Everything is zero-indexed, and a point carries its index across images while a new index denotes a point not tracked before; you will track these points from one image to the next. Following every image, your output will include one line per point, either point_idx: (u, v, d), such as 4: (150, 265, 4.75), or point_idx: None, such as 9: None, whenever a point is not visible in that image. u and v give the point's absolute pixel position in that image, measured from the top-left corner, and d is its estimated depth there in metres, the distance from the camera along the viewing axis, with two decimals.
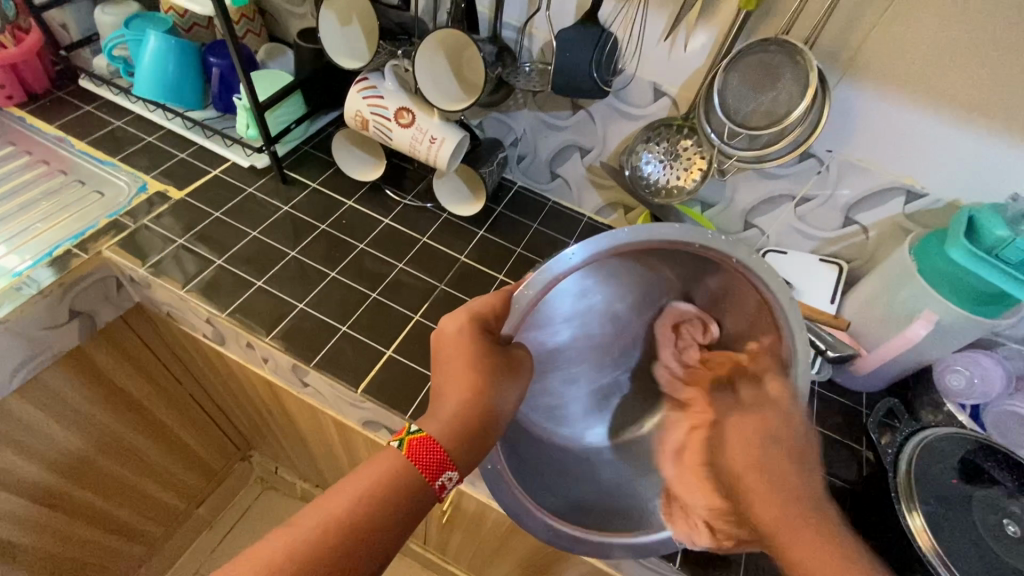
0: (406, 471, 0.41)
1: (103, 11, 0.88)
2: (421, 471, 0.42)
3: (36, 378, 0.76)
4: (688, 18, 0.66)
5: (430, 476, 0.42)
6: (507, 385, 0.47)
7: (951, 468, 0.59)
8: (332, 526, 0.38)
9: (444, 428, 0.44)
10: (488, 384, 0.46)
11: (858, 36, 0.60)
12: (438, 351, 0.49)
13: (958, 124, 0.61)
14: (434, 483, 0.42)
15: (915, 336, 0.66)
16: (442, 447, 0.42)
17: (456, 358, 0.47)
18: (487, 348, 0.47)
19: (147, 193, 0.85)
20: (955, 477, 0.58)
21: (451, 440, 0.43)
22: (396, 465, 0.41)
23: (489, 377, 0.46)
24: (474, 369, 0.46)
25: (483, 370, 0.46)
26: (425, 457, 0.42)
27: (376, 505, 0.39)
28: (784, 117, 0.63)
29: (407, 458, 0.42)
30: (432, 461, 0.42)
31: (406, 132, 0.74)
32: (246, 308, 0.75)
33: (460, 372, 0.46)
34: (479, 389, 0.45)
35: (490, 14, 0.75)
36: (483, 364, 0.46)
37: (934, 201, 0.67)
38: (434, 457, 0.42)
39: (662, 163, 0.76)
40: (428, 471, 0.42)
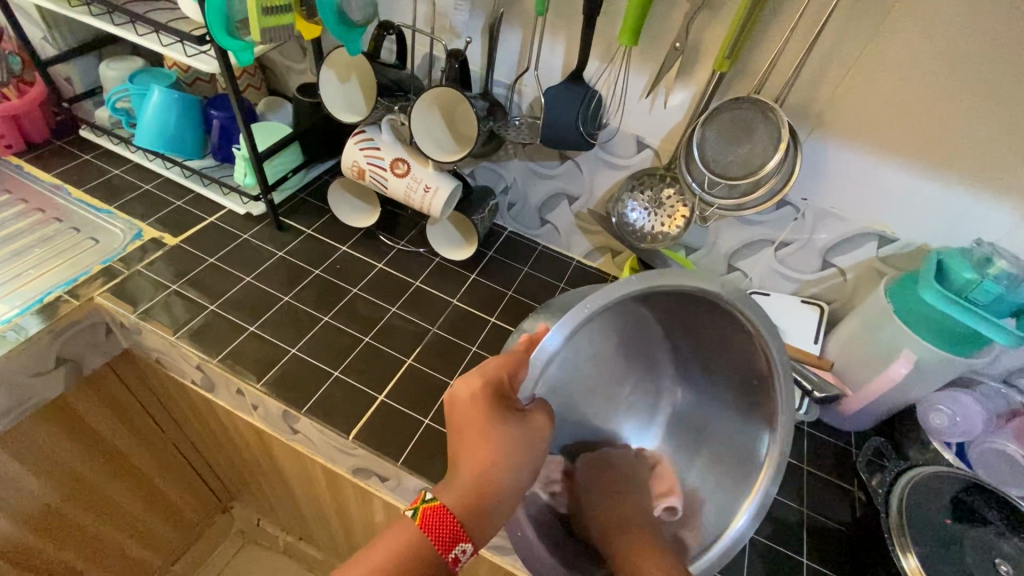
0: (420, 546, 0.43)
1: (108, 65, 0.92)
2: (434, 542, 0.43)
3: (17, 428, 0.74)
4: (667, 78, 0.71)
5: (445, 550, 0.43)
6: (522, 449, 0.46)
7: (942, 507, 0.60)
8: None
9: (455, 498, 0.44)
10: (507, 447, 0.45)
11: (824, 96, 0.65)
12: (450, 413, 0.49)
13: (921, 174, 0.65)
14: (447, 555, 0.43)
15: (898, 374, 0.69)
16: (455, 520, 0.43)
17: (472, 424, 0.47)
18: (504, 416, 0.46)
19: (142, 240, 0.86)
20: (952, 518, 0.59)
21: (465, 513, 0.44)
22: (411, 537, 0.43)
23: (505, 448, 0.45)
24: (488, 441, 0.46)
25: (498, 440, 0.45)
26: (438, 530, 0.43)
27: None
28: (759, 168, 0.67)
29: (422, 532, 0.43)
30: (446, 536, 0.43)
31: (402, 181, 0.77)
32: (237, 353, 0.75)
33: (474, 441, 0.46)
34: (498, 454, 0.45)
35: (481, 71, 0.79)
36: (500, 428, 0.46)
37: (905, 244, 0.71)
38: (449, 532, 0.43)
39: (646, 211, 0.80)
40: (442, 544, 0.43)
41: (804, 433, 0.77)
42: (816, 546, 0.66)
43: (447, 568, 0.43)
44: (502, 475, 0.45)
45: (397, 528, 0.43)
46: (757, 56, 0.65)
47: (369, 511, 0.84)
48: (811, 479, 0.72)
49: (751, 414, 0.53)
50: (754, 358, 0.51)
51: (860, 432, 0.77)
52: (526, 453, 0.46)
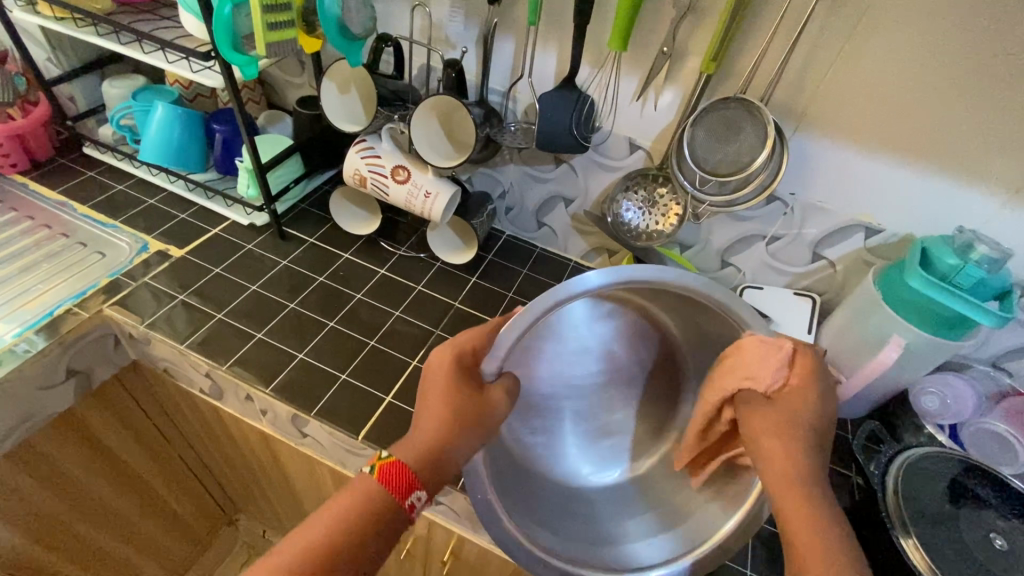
0: (379, 494, 0.45)
1: (110, 84, 0.94)
2: (394, 491, 0.45)
3: (28, 441, 0.75)
4: (656, 81, 0.73)
5: (400, 496, 0.45)
6: (475, 417, 0.48)
7: (938, 487, 0.62)
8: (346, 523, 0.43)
9: (408, 458, 0.46)
10: (459, 404, 0.48)
11: (806, 96, 0.68)
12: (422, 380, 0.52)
13: (902, 166, 0.68)
14: (405, 503, 0.45)
15: (888, 360, 0.69)
16: (411, 473, 0.45)
17: (435, 390, 0.49)
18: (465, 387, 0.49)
19: (148, 252, 0.87)
20: (948, 499, 0.61)
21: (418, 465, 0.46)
22: (368, 488, 0.45)
23: (457, 417, 0.47)
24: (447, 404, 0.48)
25: (455, 408, 0.48)
26: (395, 480, 0.45)
27: (351, 527, 0.43)
28: (747, 165, 0.70)
29: (379, 485, 0.45)
30: (402, 485, 0.45)
31: (402, 188, 0.79)
32: (246, 361, 0.76)
33: (434, 405, 0.49)
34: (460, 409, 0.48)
35: (477, 79, 0.82)
36: (460, 395, 0.48)
37: (890, 235, 0.74)
38: (405, 481, 0.45)
39: (640, 210, 0.82)
40: (399, 493, 0.45)
41: None
42: None
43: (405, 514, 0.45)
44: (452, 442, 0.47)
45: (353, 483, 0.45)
46: (741, 57, 0.68)
47: None
48: None
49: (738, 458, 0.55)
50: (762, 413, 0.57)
51: (855, 419, 0.79)
52: (473, 421, 0.48)
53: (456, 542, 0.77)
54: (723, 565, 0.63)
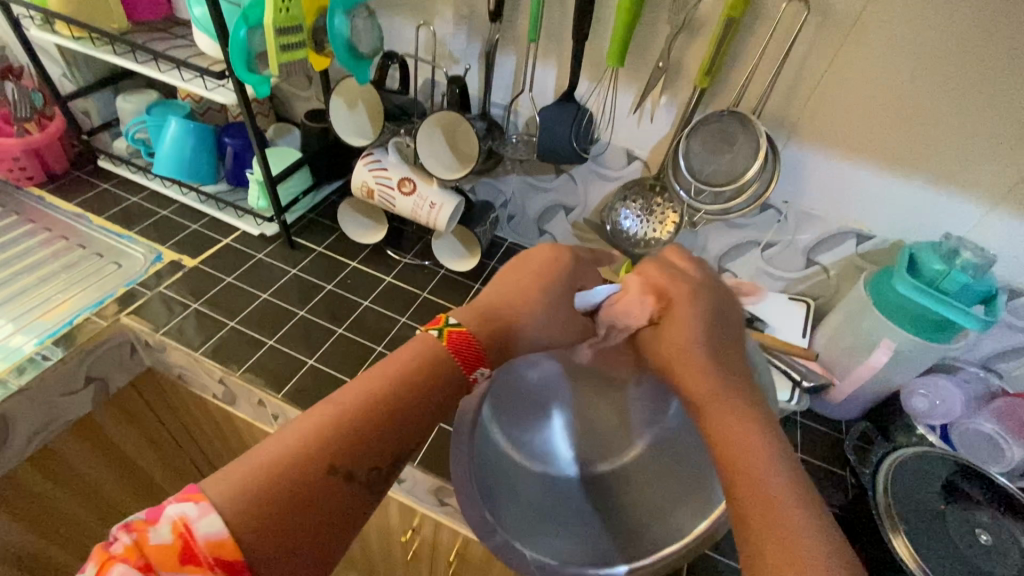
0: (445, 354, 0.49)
1: (125, 99, 0.97)
2: (463, 359, 0.49)
3: (48, 446, 0.78)
4: (652, 95, 0.76)
5: (466, 363, 0.49)
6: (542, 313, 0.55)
7: (930, 486, 0.64)
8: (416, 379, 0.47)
9: (477, 333, 0.52)
10: (542, 297, 0.56)
11: (797, 108, 0.71)
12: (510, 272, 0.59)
13: (889, 175, 0.71)
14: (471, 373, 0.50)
15: (878, 363, 0.73)
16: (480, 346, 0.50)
17: (527, 277, 0.57)
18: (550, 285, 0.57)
19: (161, 263, 0.90)
20: (939, 498, 0.63)
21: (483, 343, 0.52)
22: (437, 348, 0.49)
23: (537, 306, 0.55)
24: (536, 292, 0.56)
25: (540, 295, 0.56)
26: (465, 349, 0.50)
27: (419, 377, 0.47)
28: (741, 175, 0.73)
29: (447, 348, 0.49)
30: (470, 356, 0.50)
31: (408, 199, 0.82)
32: (258, 367, 0.79)
33: (523, 289, 0.56)
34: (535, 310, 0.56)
35: (479, 94, 0.85)
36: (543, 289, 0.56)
37: (881, 241, 0.76)
38: (473, 353, 0.50)
39: (638, 218, 0.84)
40: (467, 362, 0.49)
41: (797, 422, 0.81)
42: None
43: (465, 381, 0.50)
44: (529, 319, 0.55)
45: (422, 344, 0.49)
46: (735, 72, 0.71)
47: (385, 516, 0.87)
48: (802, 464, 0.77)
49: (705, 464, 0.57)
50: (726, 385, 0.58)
51: (850, 420, 0.81)
52: (543, 312, 0.56)
53: (462, 543, 0.80)
54: (703, 557, 0.63)
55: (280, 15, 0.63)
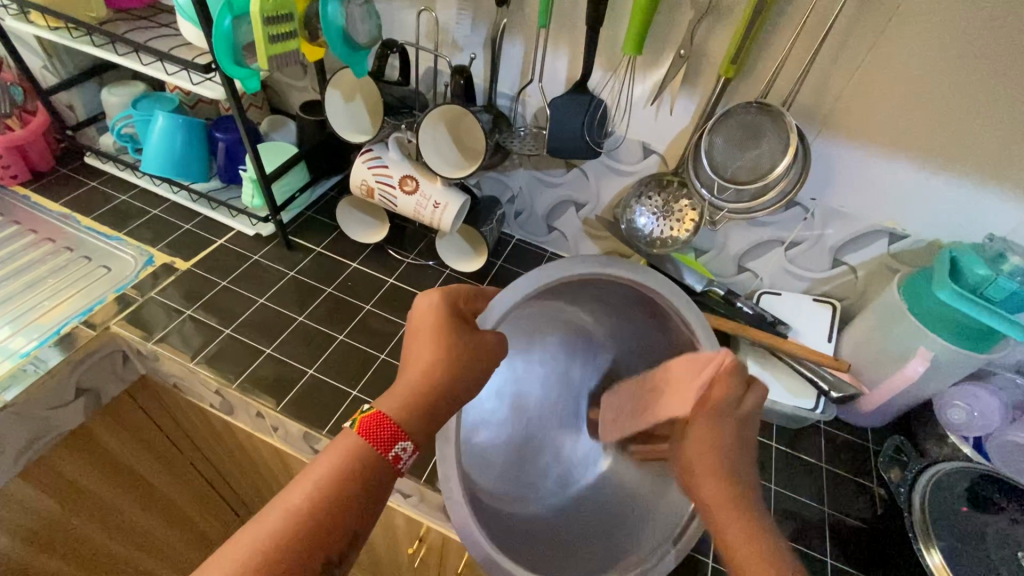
0: (360, 451, 0.45)
1: (110, 92, 0.92)
2: (375, 444, 0.45)
3: (40, 460, 0.75)
4: (672, 85, 0.70)
5: (385, 449, 0.45)
6: (462, 364, 0.50)
7: (959, 496, 0.60)
8: (330, 481, 0.43)
9: (394, 410, 0.47)
10: (453, 345, 0.51)
11: (830, 100, 0.65)
12: (410, 326, 0.54)
13: (928, 172, 0.66)
14: (389, 454, 0.46)
15: (914, 374, 0.69)
16: (393, 422, 0.46)
17: (427, 329, 0.52)
18: (456, 331, 0.52)
19: (153, 266, 0.86)
20: (964, 505, 0.59)
21: (401, 415, 0.47)
22: (349, 448, 0.45)
23: (449, 360, 0.50)
24: (440, 343, 0.51)
25: (447, 346, 0.50)
26: (378, 431, 0.46)
27: (335, 487, 0.43)
28: (768, 172, 0.68)
29: (361, 439, 0.45)
30: (385, 436, 0.46)
31: (411, 198, 0.77)
32: (255, 377, 0.75)
33: (426, 348, 0.51)
34: (441, 355, 0.50)
35: (485, 84, 0.79)
36: (450, 335, 0.51)
37: (915, 241, 0.71)
38: (387, 432, 0.46)
39: (655, 216, 0.80)
40: (382, 444, 0.45)
41: (820, 431, 0.78)
42: (840, 548, 0.67)
43: (391, 469, 0.46)
44: (445, 379, 0.50)
45: (339, 439, 0.46)
46: (763, 60, 0.65)
47: (392, 527, 0.84)
48: (828, 476, 0.74)
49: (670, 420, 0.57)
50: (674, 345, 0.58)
51: (876, 428, 0.79)
52: (460, 360, 0.50)
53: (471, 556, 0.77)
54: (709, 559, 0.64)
55: (268, 3, 0.57)
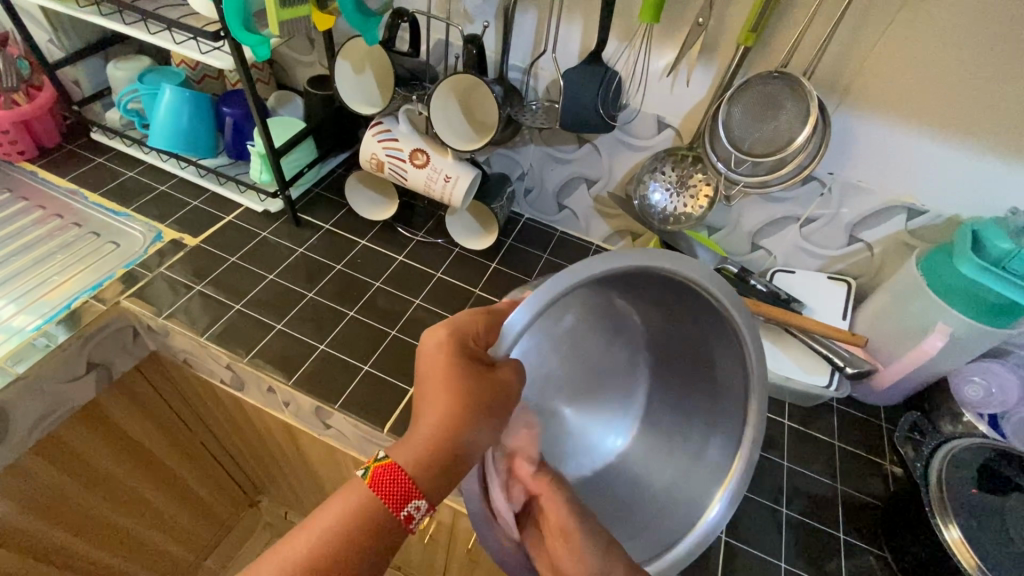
0: (368, 508, 0.42)
1: (116, 66, 0.90)
2: (386, 500, 0.42)
3: (53, 434, 0.75)
4: (690, 56, 0.69)
5: (396, 508, 0.42)
6: (486, 414, 0.45)
7: (968, 477, 0.59)
8: (334, 541, 0.40)
9: (408, 462, 0.43)
10: (470, 393, 0.45)
11: (851, 70, 0.64)
12: (420, 365, 0.48)
13: (951, 145, 0.64)
14: (400, 513, 0.42)
15: (931, 349, 0.68)
16: (408, 477, 0.42)
17: (437, 374, 0.46)
18: (474, 376, 0.45)
19: (162, 242, 0.85)
20: (974, 487, 0.58)
21: (416, 469, 0.43)
22: (359, 502, 0.42)
23: (467, 411, 0.44)
24: (455, 392, 0.45)
25: (463, 393, 0.45)
26: (391, 486, 0.42)
27: (336, 546, 0.40)
28: (786, 144, 0.67)
29: (371, 493, 0.42)
30: (398, 495, 0.42)
31: (421, 172, 0.76)
32: (266, 352, 0.75)
33: (438, 394, 0.45)
34: (456, 411, 0.44)
35: (496, 56, 0.78)
36: (467, 381, 0.45)
37: (934, 217, 0.70)
38: (400, 489, 0.42)
39: (668, 192, 0.78)
40: (393, 501, 0.42)
41: (833, 409, 0.78)
42: (852, 521, 0.67)
43: (401, 527, 0.43)
44: (463, 429, 0.44)
45: (350, 489, 0.43)
46: (784, 27, 0.63)
47: None
48: (841, 453, 0.74)
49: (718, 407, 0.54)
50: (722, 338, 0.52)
51: (889, 407, 0.79)
52: (485, 410, 0.45)
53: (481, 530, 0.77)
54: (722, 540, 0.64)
55: None
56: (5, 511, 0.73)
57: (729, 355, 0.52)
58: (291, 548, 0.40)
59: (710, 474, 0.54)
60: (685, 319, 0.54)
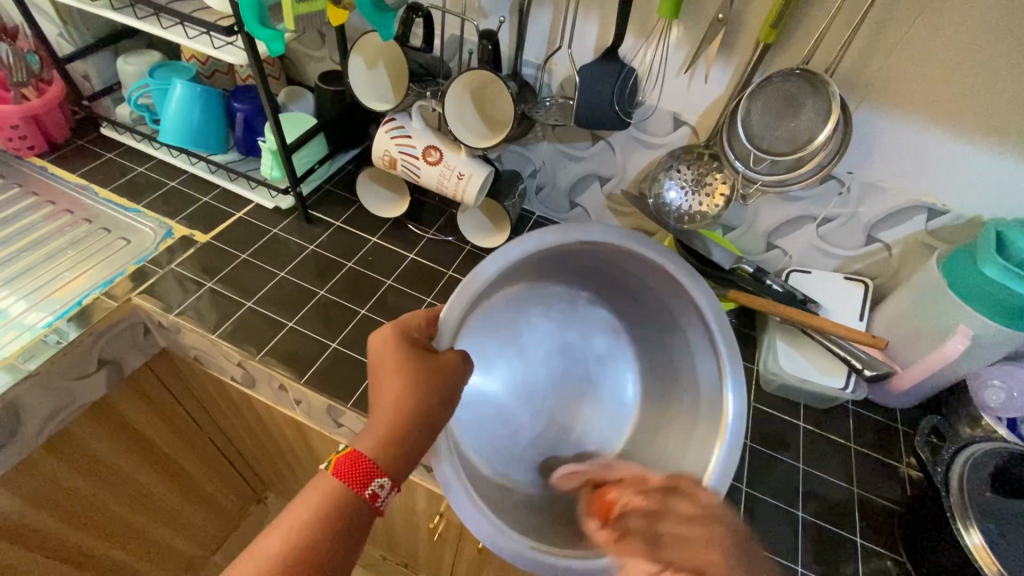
0: (335, 494, 0.45)
1: (126, 61, 0.90)
2: (350, 483, 0.45)
3: (64, 431, 0.75)
4: (708, 52, 0.68)
5: (360, 488, 0.45)
6: (436, 386, 0.50)
7: (983, 480, 0.58)
8: (305, 527, 0.43)
9: (368, 447, 0.47)
10: (418, 372, 0.50)
11: (874, 68, 0.62)
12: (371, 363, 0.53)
13: (976, 145, 0.63)
14: (365, 492, 0.46)
15: (953, 352, 0.67)
16: (367, 458, 0.46)
17: (387, 365, 0.51)
18: (419, 358, 0.51)
19: (172, 238, 0.85)
20: (989, 490, 0.58)
21: (377, 451, 0.47)
22: (326, 490, 0.45)
23: (418, 389, 0.49)
24: (405, 375, 0.50)
25: (411, 375, 0.50)
26: (353, 469, 0.46)
27: (309, 531, 0.43)
28: (806, 143, 0.66)
29: (336, 480, 0.46)
30: (359, 474, 0.46)
31: (435, 169, 0.75)
32: (278, 350, 0.74)
33: (391, 382, 0.50)
34: (408, 390, 0.49)
35: (510, 52, 0.77)
36: (413, 363, 0.50)
37: (955, 217, 0.69)
38: (360, 470, 0.46)
39: (685, 190, 0.77)
40: (357, 483, 0.45)
41: (849, 410, 0.77)
42: (870, 526, 0.67)
43: (369, 506, 0.46)
44: (416, 406, 0.49)
45: (315, 481, 0.46)
46: (805, 25, 0.62)
47: (412, 501, 0.84)
48: (857, 456, 0.73)
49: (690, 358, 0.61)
50: (670, 293, 0.60)
51: (906, 410, 0.78)
52: (435, 385, 0.50)
53: None
54: None
55: None
56: (16, 508, 0.73)
57: (682, 307, 0.59)
58: (267, 542, 0.42)
59: (707, 428, 0.56)
60: (640, 286, 0.63)
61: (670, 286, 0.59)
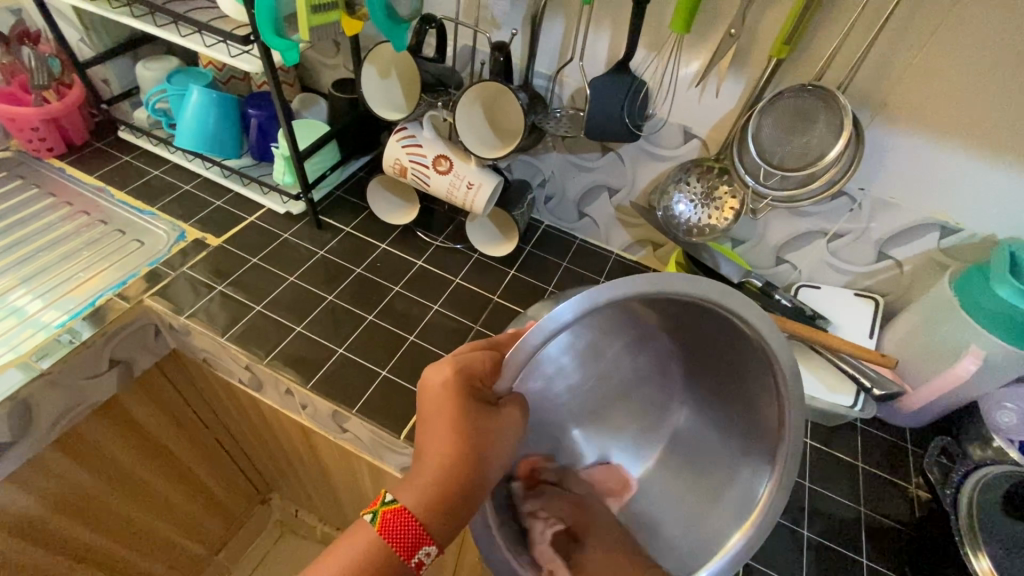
0: (378, 552, 0.42)
1: (145, 66, 0.91)
2: (397, 547, 0.42)
3: (74, 429, 0.76)
4: (720, 66, 0.68)
5: (407, 555, 0.42)
6: (494, 448, 0.45)
7: (997, 503, 0.57)
8: None
9: (416, 506, 0.43)
10: (473, 429, 0.45)
11: (889, 85, 0.62)
12: (422, 400, 0.48)
13: (991, 163, 0.62)
14: (411, 559, 0.43)
15: (965, 372, 0.66)
16: (418, 521, 0.43)
17: (442, 413, 0.46)
18: (479, 412, 0.46)
19: (185, 242, 0.86)
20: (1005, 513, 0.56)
21: (425, 513, 0.43)
22: (368, 548, 0.42)
23: (474, 451, 0.45)
24: (460, 432, 0.45)
25: (470, 434, 0.45)
26: (401, 532, 0.42)
27: None
28: (817, 159, 0.65)
29: (382, 539, 0.42)
30: (409, 540, 0.42)
31: (444, 178, 0.76)
32: (285, 353, 0.75)
33: (444, 434, 0.45)
34: (461, 452, 0.44)
35: (522, 63, 0.77)
36: (472, 419, 0.45)
37: (969, 235, 0.68)
38: (410, 535, 0.42)
39: (694, 204, 0.77)
40: (405, 549, 0.42)
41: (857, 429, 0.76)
42: (876, 547, 0.66)
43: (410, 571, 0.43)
44: (471, 470, 0.45)
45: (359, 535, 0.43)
46: (818, 41, 0.62)
47: None
48: (865, 474, 0.72)
49: (737, 449, 0.51)
50: (760, 365, 0.47)
51: (915, 429, 0.77)
52: (492, 447, 0.46)
53: None
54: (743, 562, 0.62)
55: None
56: (26, 504, 0.74)
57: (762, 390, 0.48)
58: None
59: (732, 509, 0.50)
60: (724, 344, 0.49)
61: (755, 361, 0.47)
